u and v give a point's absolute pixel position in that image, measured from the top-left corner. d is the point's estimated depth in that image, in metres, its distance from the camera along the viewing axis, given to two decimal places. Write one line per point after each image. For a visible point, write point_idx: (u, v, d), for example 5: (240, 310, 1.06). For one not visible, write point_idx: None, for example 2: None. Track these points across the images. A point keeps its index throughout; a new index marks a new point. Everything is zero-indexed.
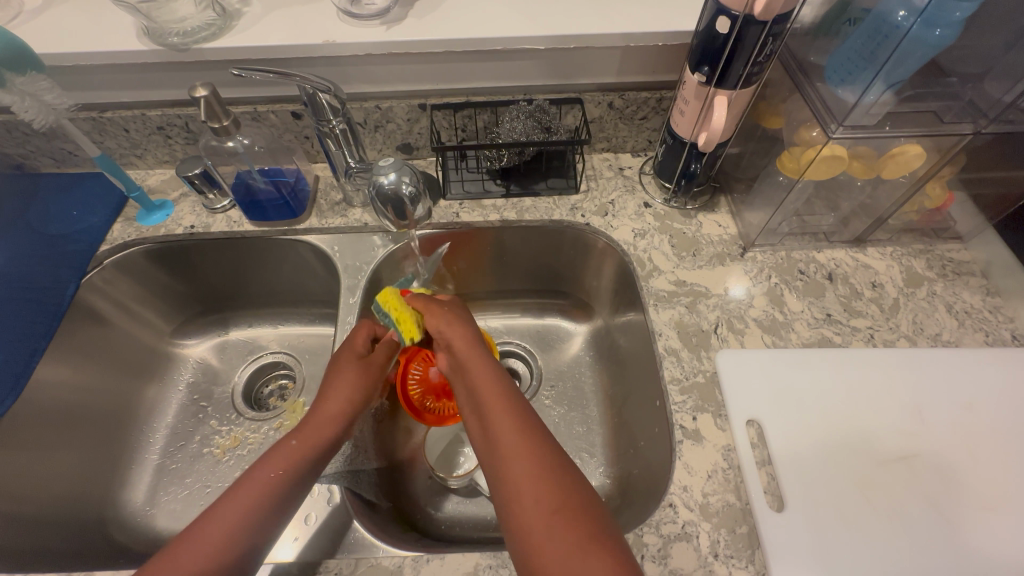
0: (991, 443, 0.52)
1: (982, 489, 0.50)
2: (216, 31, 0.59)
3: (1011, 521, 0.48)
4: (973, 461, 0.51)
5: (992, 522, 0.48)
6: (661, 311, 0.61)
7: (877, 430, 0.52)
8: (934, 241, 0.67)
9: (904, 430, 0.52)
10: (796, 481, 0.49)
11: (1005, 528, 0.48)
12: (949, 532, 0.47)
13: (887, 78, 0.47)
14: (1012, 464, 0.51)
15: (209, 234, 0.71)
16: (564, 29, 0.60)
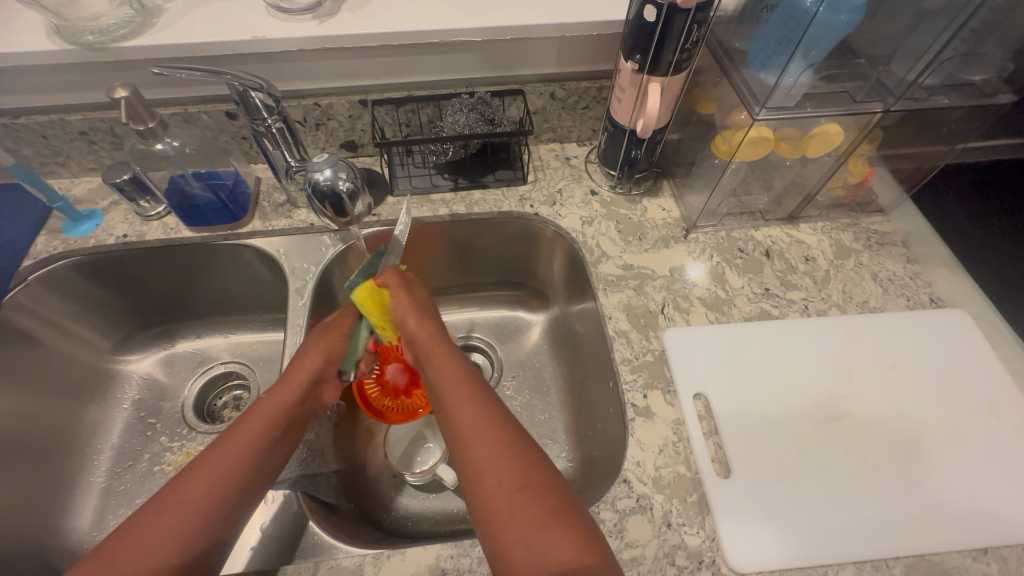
0: (914, 399, 0.56)
1: (909, 442, 0.53)
2: (134, 28, 0.56)
3: (934, 469, 0.52)
4: (899, 417, 0.55)
5: (917, 471, 0.52)
6: (610, 295, 0.63)
7: (813, 394, 0.56)
8: (860, 215, 0.71)
9: (837, 393, 0.56)
10: (741, 449, 0.52)
11: (930, 477, 0.51)
12: (882, 483, 0.51)
13: (801, 61, 0.49)
14: (933, 417, 0.55)
15: (145, 243, 0.68)
16: (500, 20, 0.60)
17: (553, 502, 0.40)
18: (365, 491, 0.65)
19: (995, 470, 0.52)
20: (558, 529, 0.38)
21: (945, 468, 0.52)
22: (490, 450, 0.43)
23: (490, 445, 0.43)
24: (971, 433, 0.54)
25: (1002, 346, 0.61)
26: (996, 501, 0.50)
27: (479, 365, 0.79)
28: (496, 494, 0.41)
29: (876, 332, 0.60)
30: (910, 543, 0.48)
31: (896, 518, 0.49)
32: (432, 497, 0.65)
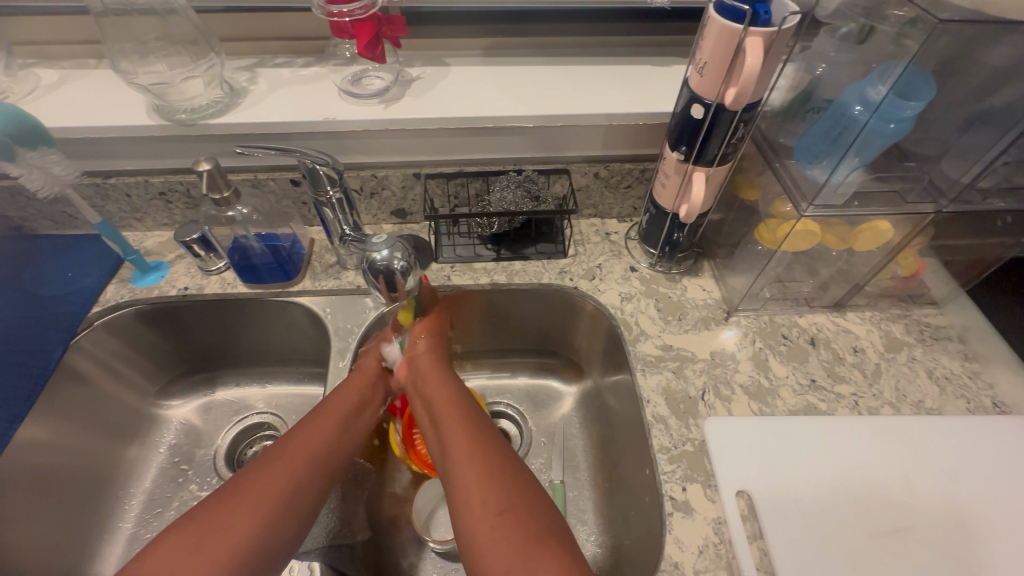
0: (981, 516, 0.52)
1: (979, 566, 0.49)
2: (222, 108, 0.62)
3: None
4: (965, 533, 0.51)
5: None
6: (648, 376, 0.62)
7: (867, 502, 0.52)
8: (911, 306, 0.69)
9: (894, 503, 0.52)
10: (790, 559, 0.48)
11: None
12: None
13: (852, 162, 0.50)
14: (1004, 539, 0.50)
15: (202, 296, 0.72)
16: (552, 109, 0.64)
17: (534, 530, 0.42)
18: (387, 562, 0.63)
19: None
20: (536, 556, 0.40)
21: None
22: (471, 474, 0.47)
23: (473, 470, 0.47)
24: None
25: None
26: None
27: (509, 434, 0.78)
28: (484, 518, 0.43)
29: (935, 435, 0.57)
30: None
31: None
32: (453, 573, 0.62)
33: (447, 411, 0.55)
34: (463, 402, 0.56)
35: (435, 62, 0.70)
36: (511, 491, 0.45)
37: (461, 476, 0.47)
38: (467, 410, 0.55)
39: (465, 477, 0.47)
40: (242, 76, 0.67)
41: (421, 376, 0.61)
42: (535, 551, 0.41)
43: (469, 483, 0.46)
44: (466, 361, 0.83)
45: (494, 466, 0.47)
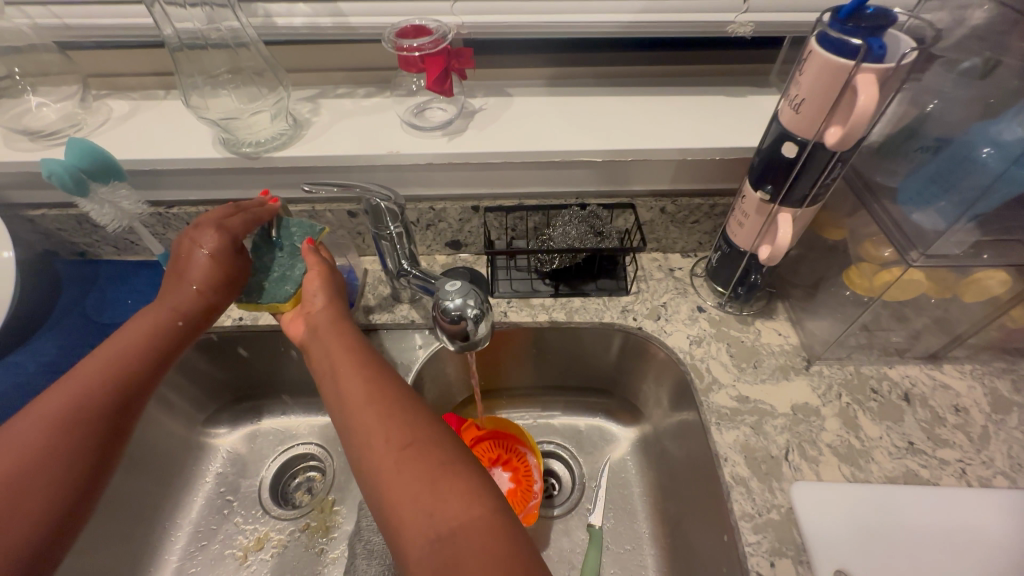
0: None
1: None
2: (286, 140, 0.62)
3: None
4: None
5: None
6: (723, 431, 0.57)
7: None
8: (1018, 360, 0.62)
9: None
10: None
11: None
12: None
13: (974, 211, 0.45)
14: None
15: (256, 326, 0.71)
16: (621, 143, 0.61)
17: (434, 459, 0.41)
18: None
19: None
20: (443, 486, 0.39)
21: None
22: (372, 417, 0.44)
23: (378, 420, 0.44)
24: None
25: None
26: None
27: (561, 477, 0.75)
28: (386, 455, 0.41)
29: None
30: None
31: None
32: None
33: (339, 357, 0.50)
34: (358, 355, 0.51)
35: (498, 92, 0.68)
36: (415, 427, 0.43)
37: (360, 420, 0.44)
38: (362, 356, 0.51)
39: (366, 421, 0.44)
40: (305, 107, 0.66)
41: (318, 333, 0.54)
42: (439, 482, 0.39)
43: (372, 425, 0.43)
44: (516, 397, 0.79)
45: (397, 407, 0.45)
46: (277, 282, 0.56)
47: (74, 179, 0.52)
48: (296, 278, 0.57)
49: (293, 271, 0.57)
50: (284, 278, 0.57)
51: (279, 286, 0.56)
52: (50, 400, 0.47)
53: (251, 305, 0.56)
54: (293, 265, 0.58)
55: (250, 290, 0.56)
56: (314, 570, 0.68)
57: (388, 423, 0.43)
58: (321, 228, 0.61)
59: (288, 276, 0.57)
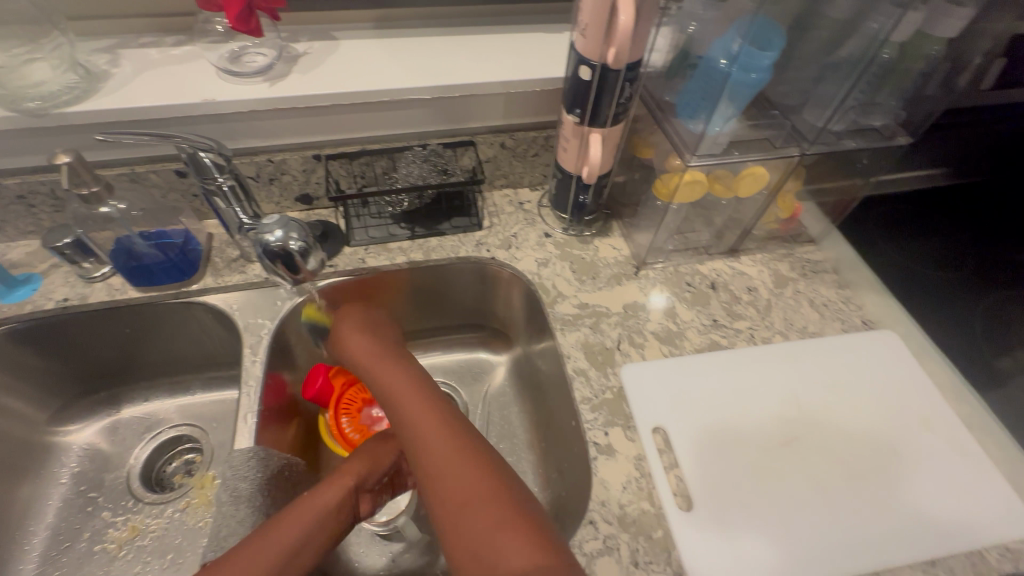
0: (856, 417, 0.59)
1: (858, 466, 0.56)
2: (79, 93, 0.56)
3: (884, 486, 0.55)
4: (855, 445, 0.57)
5: (872, 493, 0.54)
6: (567, 335, 0.64)
7: (763, 425, 0.58)
8: (793, 246, 0.76)
9: (783, 416, 0.59)
10: (698, 485, 0.53)
11: (877, 496, 0.54)
12: (836, 504, 0.53)
13: (724, 112, 0.54)
14: (904, 452, 0.57)
15: (87, 307, 0.65)
16: (448, 80, 0.64)
17: (505, 508, 0.40)
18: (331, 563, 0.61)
19: (937, 480, 0.55)
20: (514, 535, 0.38)
21: (890, 482, 0.55)
22: (447, 459, 0.44)
23: (452, 464, 0.43)
24: (910, 447, 0.58)
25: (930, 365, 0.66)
26: (946, 514, 0.53)
27: None
28: (455, 504, 0.41)
29: (812, 353, 0.64)
30: (869, 565, 0.49)
31: (851, 537, 0.51)
32: (399, 552, 0.62)
33: (421, 402, 0.50)
34: (423, 397, 0.50)
35: (323, 36, 0.67)
36: (477, 473, 0.42)
37: (435, 463, 0.44)
38: (442, 405, 0.50)
39: (439, 466, 0.44)
40: (102, 58, 0.60)
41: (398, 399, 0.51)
42: (507, 529, 0.39)
43: (444, 472, 0.43)
44: None
45: (465, 451, 0.44)
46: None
47: None
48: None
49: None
50: None
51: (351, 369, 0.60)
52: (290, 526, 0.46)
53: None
54: None
55: None
56: (198, 543, 0.67)
57: (461, 470, 0.43)
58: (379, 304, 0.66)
59: None
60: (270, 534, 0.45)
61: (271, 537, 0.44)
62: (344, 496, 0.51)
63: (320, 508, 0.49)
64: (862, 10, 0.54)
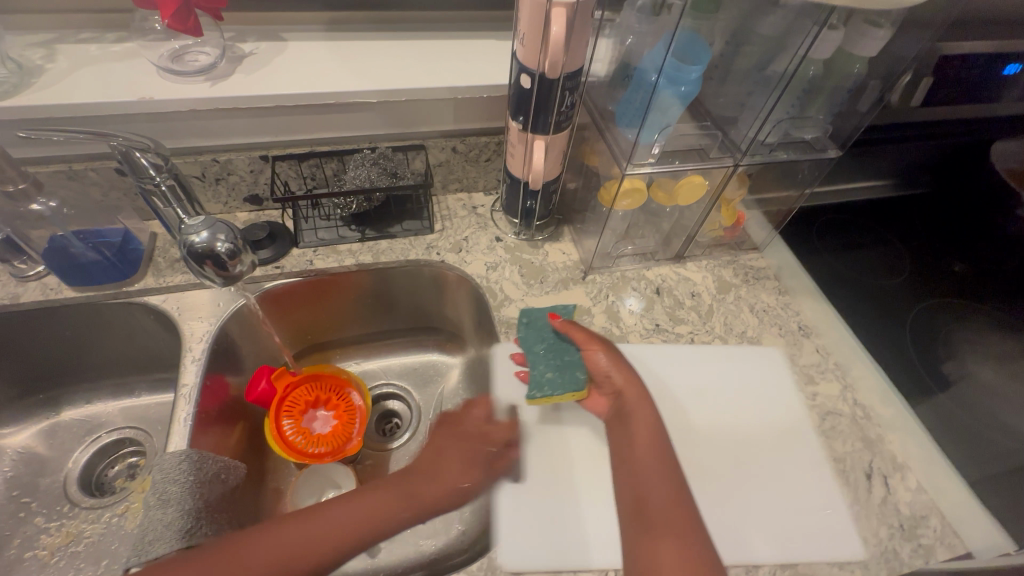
0: (751, 405, 0.63)
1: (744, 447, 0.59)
2: (9, 89, 0.55)
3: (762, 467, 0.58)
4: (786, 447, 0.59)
5: (749, 469, 0.58)
6: (512, 338, 0.65)
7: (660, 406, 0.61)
8: (738, 252, 0.79)
9: (677, 401, 0.62)
10: (581, 455, 0.57)
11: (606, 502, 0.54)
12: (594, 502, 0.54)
13: (656, 123, 0.55)
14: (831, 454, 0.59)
15: (19, 306, 0.63)
16: (396, 85, 0.64)
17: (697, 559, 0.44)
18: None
19: (820, 466, 0.58)
20: None
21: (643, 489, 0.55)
22: (662, 502, 0.48)
23: (668, 510, 0.47)
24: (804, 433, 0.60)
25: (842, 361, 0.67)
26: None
27: (400, 413, 0.78)
28: (661, 547, 0.45)
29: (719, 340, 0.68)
30: (733, 541, 0.52)
31: (611, 533, 0.52)
32: None
33: (655, 448, 0.52)
34: (660, 435, 0.53)
35: (272, 37, 0.67)
36: (678, 525, 0.46)
37: (646, 505, 0.48)
38: (665, 450, 0.52)
39: (657, 506, 0.47)
40: (36, 53, 0.59)
41: (621, 415, 0.55)
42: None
43: (663, 513, 0.47)
44: (345, 347, 0.80)
45: (680, 499, 0.48)
46: (562, 378, 0.56)
47: None
48: (577, 363, 0.58)
49: (567, 351, 0.58)
50: (564, 366, 0.57)
51: (541, 377, 0.56)
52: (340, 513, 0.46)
53: (543, 401, 0.56)
54: (564, 355, 0.58)
55: (542, 386, 0.56)
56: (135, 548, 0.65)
57: (678, 515, 0.47)
58: (573, 309, 0.63)
59: (567, 365, 0.57)
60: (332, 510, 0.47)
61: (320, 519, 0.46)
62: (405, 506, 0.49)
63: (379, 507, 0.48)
64: (789, 28, 0.56)
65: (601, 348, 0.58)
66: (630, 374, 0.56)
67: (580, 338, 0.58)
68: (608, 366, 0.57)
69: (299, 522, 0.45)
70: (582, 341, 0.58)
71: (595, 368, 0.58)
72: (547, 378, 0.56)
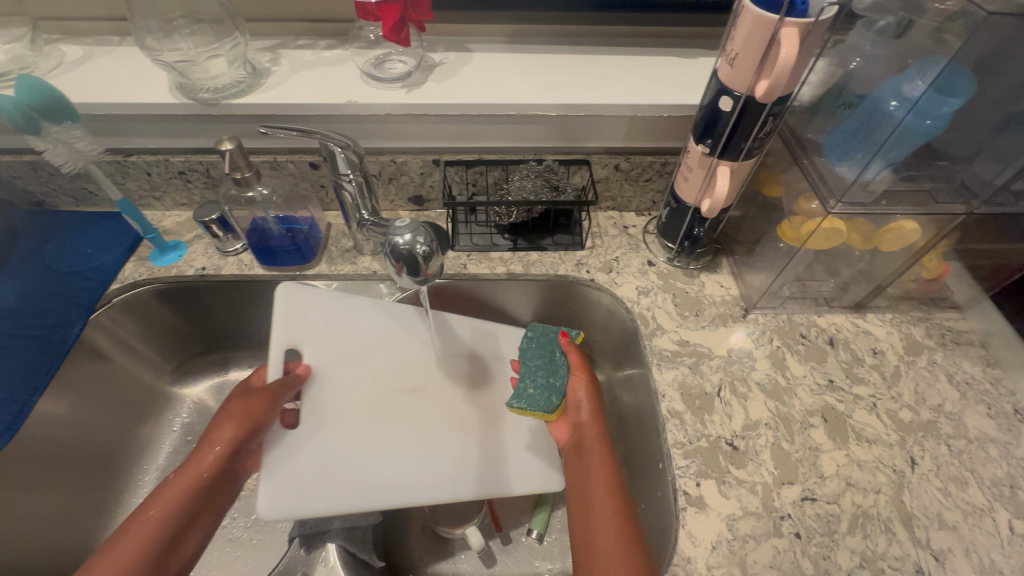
0: (952, 497, 0.53)
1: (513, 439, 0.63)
2: (244, 88, 0.62)
3: (492, 449, 0.61)
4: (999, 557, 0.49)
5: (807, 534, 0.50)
6: (664, 371, 0.61)
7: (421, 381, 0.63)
8: (932, 309, 0.68)
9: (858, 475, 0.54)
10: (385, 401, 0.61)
11: (334, 447, 0.55)
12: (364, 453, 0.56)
13: (885, 158, 0.49)
14: None
15: (219, 277, 0.71)
16: (575, 99, 0.64)
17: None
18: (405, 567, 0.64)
19: None
20: None
21: (349, 439, 0.57)
22: (608, 519, 0.46)
23: (612, 528, 0.45)
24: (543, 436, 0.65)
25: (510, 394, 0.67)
26: (439, 485, 0.57)
27: None
28: (608, 561, 0.43)
29: (342, 324, 0.63)
30: None
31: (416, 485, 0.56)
32: (461, 558, 0.65)
33: (600, 473, 0.50)
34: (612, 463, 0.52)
35: (458, 47, 0.70)
36: (622, 540, 0.44)
37: (595, 524, 0.46)
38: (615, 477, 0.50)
39: (603, 524, 0.46)
40: (265, 56, 0.67)
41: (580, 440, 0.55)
42: None
43: (607, 531, 0.45)
44: None
45: (628, 518, 0.46)
46: (542, 394, 0.57)
47: (25, 116, 0.52)
48: (558, 388, 0.58)
49: (557, 375, 0.59)
50: (547, 385, 0.58)
51: (529, 390, 0.58)
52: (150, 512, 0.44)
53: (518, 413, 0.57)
54: (554, 375, 0.59)
55: (521, 395, 0.57)
56: None
57: (620, 533, 0.45)
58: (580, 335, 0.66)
59: (553, 385, 0.58)
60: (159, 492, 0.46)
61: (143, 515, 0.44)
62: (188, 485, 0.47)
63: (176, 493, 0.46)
64: None
65: (584, 381, 0.59)
66: (598, 414, 0.56)
67: (574, 364, 0.61)
68: (583, 397, 0.58)
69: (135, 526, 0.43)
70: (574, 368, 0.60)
71: (574, 402, 0.58)
72: (528, 393, 0.58)
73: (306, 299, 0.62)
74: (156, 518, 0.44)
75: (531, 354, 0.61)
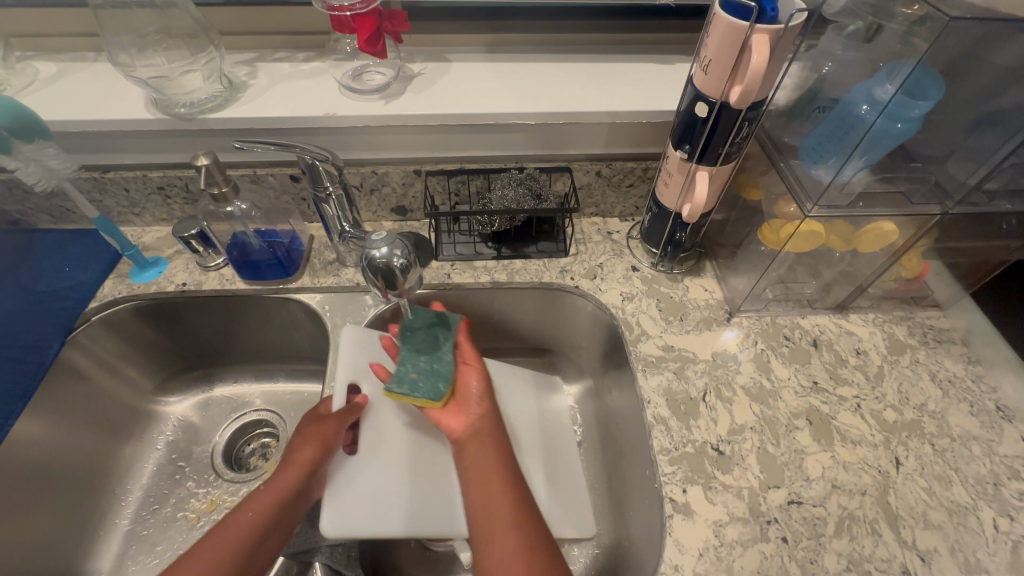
0: (936, 496, 0.53)
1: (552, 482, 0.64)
2: (221, 102, 0.62)
3: (541, 482, 0.64)
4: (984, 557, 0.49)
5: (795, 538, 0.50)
6: (649, 377, 0.61)
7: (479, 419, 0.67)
8: (914, 308, 0.68)
9: (844, 477, 0.54)
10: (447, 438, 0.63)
11: (385, 479, 0.57)
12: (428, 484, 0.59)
13: (860, 161, 0.50)
14: None
15: (200, 292, 0.71)
16: (553, 107, 0.64)
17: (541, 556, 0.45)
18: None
19: None
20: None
21: (399, 475, 0.58)
22: (506, 505, 0.48)
23: (507, 510, 0.48)
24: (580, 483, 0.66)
25: (551, 439, 0.68)
26: None
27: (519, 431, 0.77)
28: (507, 545, 0.45)
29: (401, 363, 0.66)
30: None
31: None
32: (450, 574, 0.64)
33: (493, 460, 0.53)
34: (505, 450, 0.55)
35: (437, 57, 0.70)
36: (521, 522, 0.47)
37: (494, 510, 0.48)
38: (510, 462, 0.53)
39: (499, 511, 0.48)
40: (242, 70, 0.66)
41: (476, 430, 0.56)
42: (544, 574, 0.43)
43: (501, 517, 0.47)
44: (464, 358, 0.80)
45: (522, 500, 0.49)
46: (425, 381, 0.56)
47: None
48: (443, 374, 0.58)
49: (440, 359, 0.59)
50: (431, 372, 0.57)
51: (406, 376, 0.57)
52: (229, 529, 0.48)
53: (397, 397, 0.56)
54: (438, 360, 0.59)
55: (399, 381, 0.56)
56: None
57: (518, 514, 0.48)
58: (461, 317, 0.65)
59: (436, 372, 0.57)
60: (238, 510, 0.50)
61: (218, 532, 0.48)
62: (263, 506, 0.50)
63: (252, 516, 0.50)
64: None
65: (475, 370, 0.61)
66: (491, 404, 0.59)
67: (466, 355, 0.62)
68: (475, 388, 0.60)
69: (214, 537, 0.47)
70: (465, 358, 0.62)
71: (466, 393, 0.59)
72: (410, 378, 0.57)
73: (365, 340, 0.64)
74: (238, 535, 0.48)
75: (410, 339, 0.60)
